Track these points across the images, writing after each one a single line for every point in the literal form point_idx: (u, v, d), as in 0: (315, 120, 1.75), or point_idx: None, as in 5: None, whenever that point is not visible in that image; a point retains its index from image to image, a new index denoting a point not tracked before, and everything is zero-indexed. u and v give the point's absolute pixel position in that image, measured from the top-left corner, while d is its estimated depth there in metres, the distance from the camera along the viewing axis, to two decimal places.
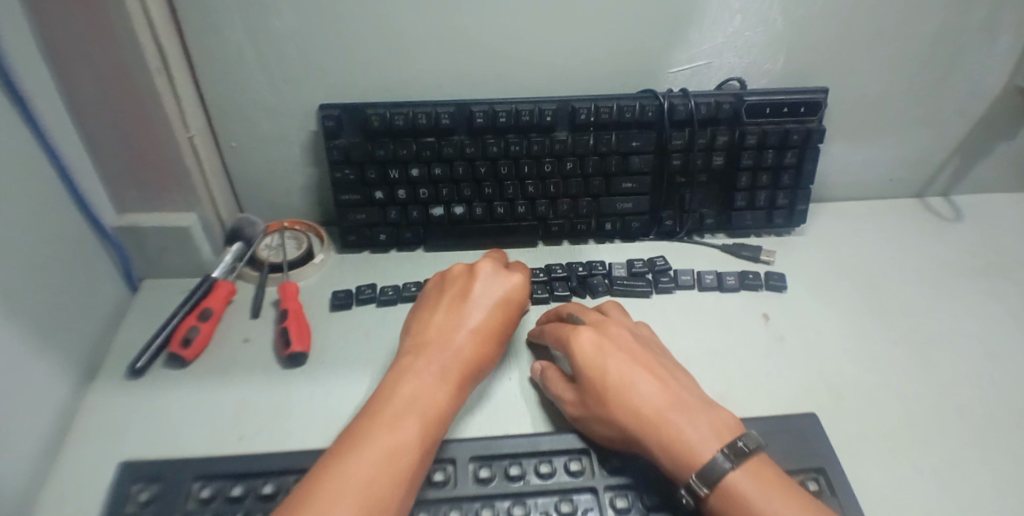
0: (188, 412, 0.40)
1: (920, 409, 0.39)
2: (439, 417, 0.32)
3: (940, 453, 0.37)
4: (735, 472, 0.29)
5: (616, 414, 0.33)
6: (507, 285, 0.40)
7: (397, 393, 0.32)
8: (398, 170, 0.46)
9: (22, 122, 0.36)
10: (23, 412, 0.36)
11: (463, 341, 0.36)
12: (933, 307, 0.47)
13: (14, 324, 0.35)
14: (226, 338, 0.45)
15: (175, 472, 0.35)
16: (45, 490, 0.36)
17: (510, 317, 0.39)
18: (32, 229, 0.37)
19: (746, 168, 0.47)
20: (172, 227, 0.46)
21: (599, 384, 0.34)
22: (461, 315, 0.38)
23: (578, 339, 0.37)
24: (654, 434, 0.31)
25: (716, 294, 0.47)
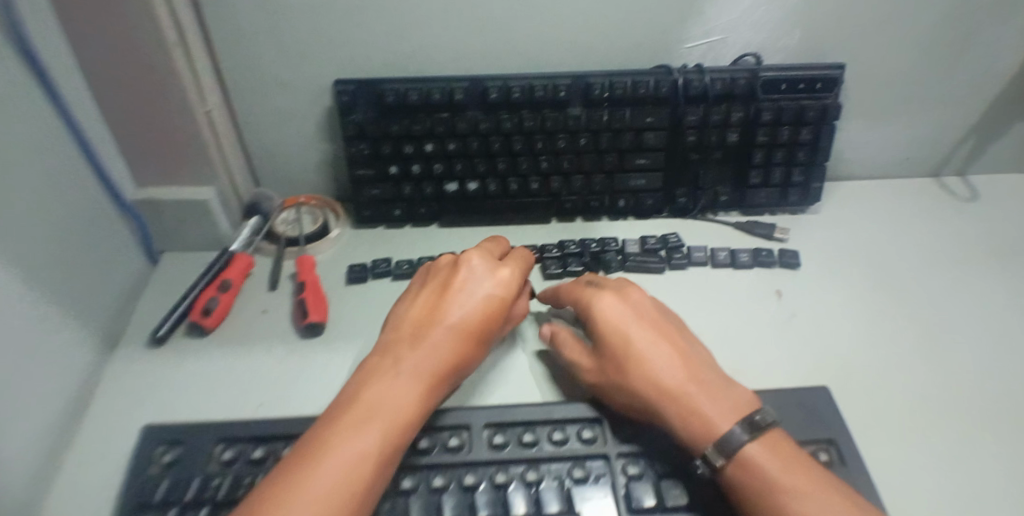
0: (208, 379, 0.41)
1: (928, 387, 0.40)
2: (405, 425, 0.30)
3: (945, 431, 0.37)
4: (752, 444, 0.29)
5: (634, 382, 0.33)
6: (493, 281, 0.37)
7: (360, 396, 0.31)
8: (412, 145, 0.46)
9: (40, 93, 0.37)
10: (43, 377, 0.37)
11: (440, 343, 0.34)
12: (946, 286, 0.47)
13: (33, 291, 0.36)
14: (245, 309, 0.45)
15: (197, 436, 0.37)
16: (77, 452, 0.38)
17: (497, 314, 0.36)
18: (52, 200, 0.38)
19: (761, 145, 0.47)
20: (189, 200, 0.47)
21: (619, 351, 0.35)
22: (439, 312, 0.36)
23: (602, 304, 0.37)
24: (672, 404, 0.32)
25: (729, 270, 0.47)
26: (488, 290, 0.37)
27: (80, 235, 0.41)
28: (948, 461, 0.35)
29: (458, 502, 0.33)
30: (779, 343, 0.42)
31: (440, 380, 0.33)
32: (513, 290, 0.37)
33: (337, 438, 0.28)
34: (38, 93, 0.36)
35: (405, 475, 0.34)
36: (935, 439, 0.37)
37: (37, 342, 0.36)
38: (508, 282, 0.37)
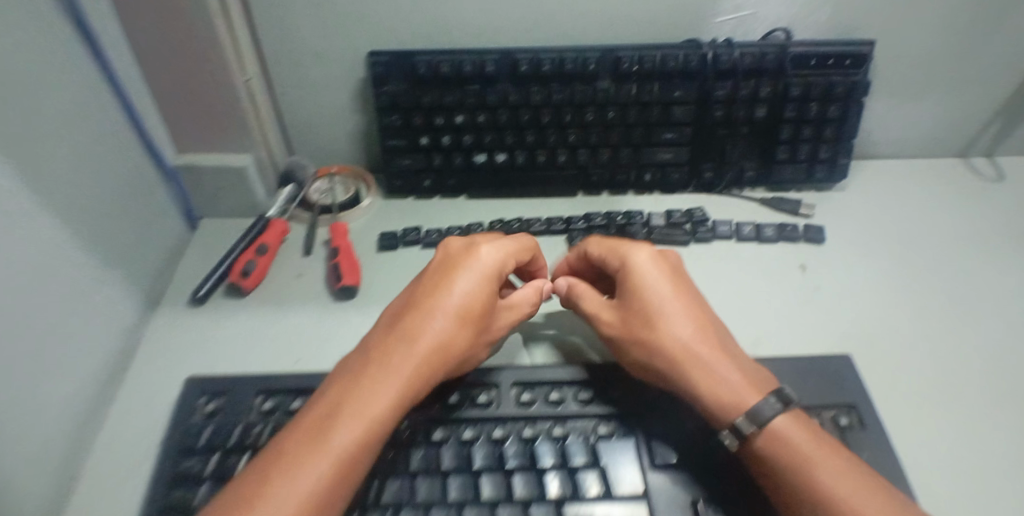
0: (247, 337, 0.43)
1: (945, 362, 0.41)
2: (378, 412, 0.30)
3: (959, 406, 0.38)
4: (781, 419, 0.31)
5: (662, 340, 0.35)
6: (467, 262, 0.38)
7: (325, 401, 0.31)
8: (443, 116, 0.47)
9: (89, 56, 0.38)
10: (85, 328, 0.39)
11: (415, 326, 0.34)
12: (970, 265, 0.47)
13: (78, 245, 0.38)
14: (281, 273, 0.47)
15: (238, 388, 0.39)
16: (124, 402, 0.41)
17: (476, 293, 0.37)
18: (99, 162, 0.40)
19: (789, 120, 0.47)
20: (228, 166, 0.48)
21: (653, 310, 0.36)
22: (417, 299, 0.37)
23: (641, 262, 0.39)
24: (696, 368, 0.34)
25: (754, 244, 0.48)
26: (464, 272, 0.37)
27: (125, 199, 0.43)
28: (958, 435, 0.36)
29: (488, 452, 0.36)
30: (800, 316, 0.43)
31: (417, 363, 0.33)
32: (484, 267, 0.37)
33: (310, 429, 0.29)
34: (86, 56, 0.38)
35: (438, 428, 0.37)
36: (948, 413, 0.38)
37: (80, 294, 0.38)
38: (481, 260, 0.37)
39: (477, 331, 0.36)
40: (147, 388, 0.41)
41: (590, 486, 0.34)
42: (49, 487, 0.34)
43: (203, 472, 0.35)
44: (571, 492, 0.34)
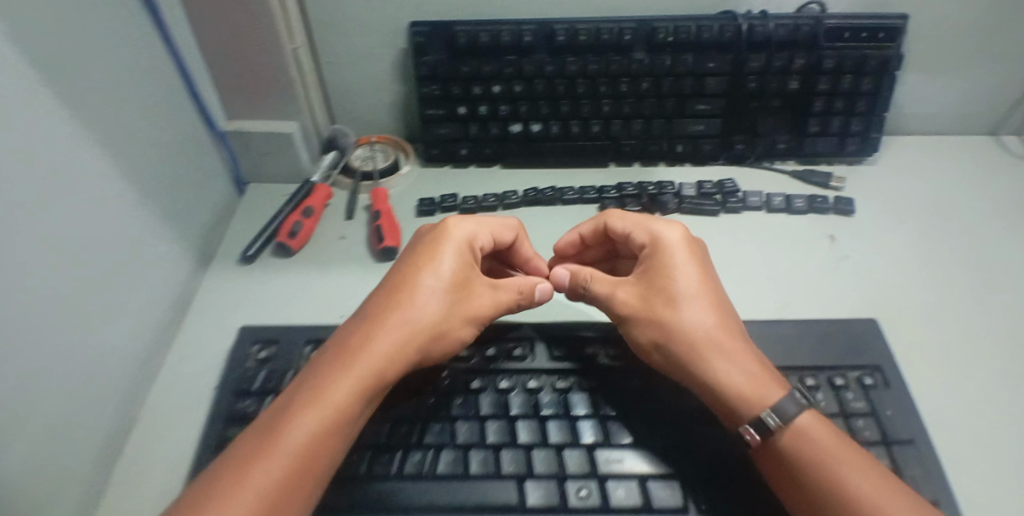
0: (295, 293, 0.47)
1: (955, 336, 0.43)
2: (344, 392, 0.32)
3: (967, 382, 0.40)
4: (810, 417, 0.32)
5: (683, 319, 0.36)
6: (437, 238, 0.40)
7: (291, 391, 0.33)
8: (481, 86, 0.49)
9: (149, 24, 0.41)
10: (140, 277, 0.42)
11: (384, 305, 0.37)
12: (992, 244, 0.48)
13: (137, 200, 0.41)
14: (325, 235, 0.50)
15: (287, 337, 0.42)
16: (188, 351, 0.45)
17: (445, 267, 0.38)
18: (159, 127, 0.43)
19: (821, 93, 0.48)
20: (276, 133, 0.51)
21: (676, 289, 0.37)
22: (390, 281, 0.39)
23: (673, 241, 0.39)
24: (713, 348, 0.35)
25: (785, 216, 0.50)
26: (434, 247, 0.39)
27: (181, 164, 0.46)
28: (964, 409, 0.38)
29: (525, 400, 0.39)
30: (816, 286, 0.45)
31: (386, 338, 0.35)
32: (458, 240, 0.39)
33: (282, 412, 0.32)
34: (145, 23, 0.41)
35: (476, 377, 0.40)
36: (957, 387, 0.39)
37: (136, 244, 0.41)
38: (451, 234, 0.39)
39: (449, 304, 0.37)
40: (193, 342, 0.46)
41: (620, 433, 0.37)
42: (109, 430, 0.39)
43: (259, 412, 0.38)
44: (602, 438, 0.37)
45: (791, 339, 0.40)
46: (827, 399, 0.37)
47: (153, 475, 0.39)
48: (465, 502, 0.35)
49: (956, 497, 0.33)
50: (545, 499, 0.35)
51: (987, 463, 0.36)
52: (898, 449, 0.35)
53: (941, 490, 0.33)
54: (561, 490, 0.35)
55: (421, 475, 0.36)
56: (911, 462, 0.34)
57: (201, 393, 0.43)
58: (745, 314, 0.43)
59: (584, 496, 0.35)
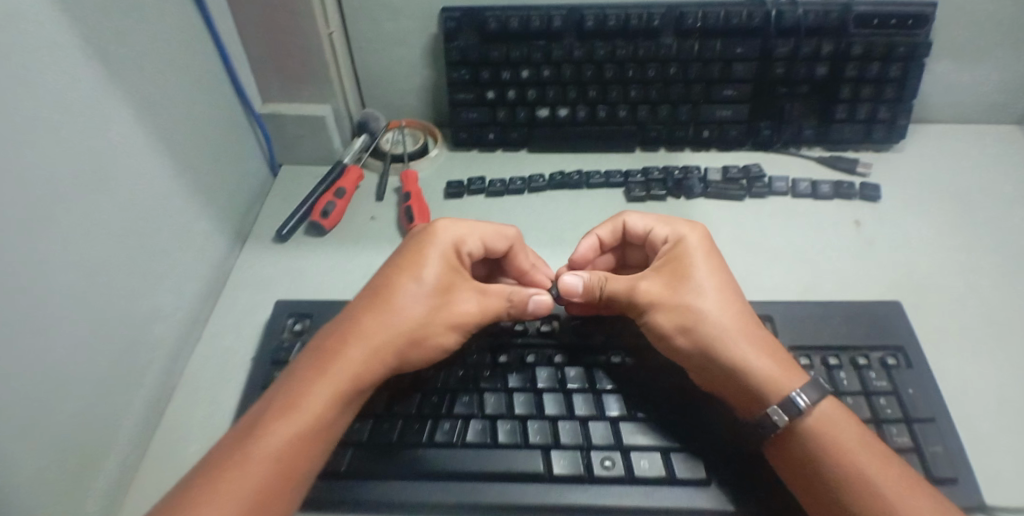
0: (329, 270, 0.49)
1: (977, 323, 0.43)
2: (322, 399, 0.33)
3: (983, 369, 0.40)
4: (831, 400, 0.33)
5: (699, 314, 0.36)
6: (424, 243, 0.41)
7: (274, 394, 0.35)
8: (510, 71, 0.50)
9: (191, 7, 0.43)
10: (181, 250, 0.44)
11: (368, 312, 0.38)
12: (1017, 233, 0.48)
13: (176, 177, 0.43)
14: (356, 215, 0.52)
15: (321, 311, 0.44)
16: (227, 323, 0.47)
17: (429, 274, 0.39)
18: (196, 108, 0.45)
19: (848, 80, 0.49)
20: (310, 115, 0.53)
21: (695, 284, 0.38)
22: (373, 286, 0.40)
23: (699, 242, 0.40)
24: (725, 346, 0.35)
25: (810, 201, 0.51)
26: (420, 251, 0.40)
27: (217, 145, 0.48)
28: (977, 394, 0.39)
29: (551, 374, 0.40)
30: (835, 271, 0.46)
31: (366, 344, 0.36)
32: (443, 245, 0.40)
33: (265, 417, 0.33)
34: (186, 7, 0.43)
35: (503, 352, 0.41)
36: (968, 374, 0.40)
37: (176, 219, 0.43)
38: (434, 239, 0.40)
39: (430, 309, 0.38)
40: (229, 317, 0.48)
41: (643, 408, 0.38)
42: (150, 395, 0.41)
43: None
44: (627, 411, 0.38)
45: (816, 319, 0.41)
46: (850, 377, 0.37)
47: (190, 440, 0.41)
48: (493, 470, 0.36)
49: (974, 473, 0.34)
50: (571, 468, 0.36)
51: (997, 446, 0.36)
52: (919, 428, 0.35)
53: (957, 466, 0.34)
54: (586, 461, 0.36)
55: (450, 443, 0.37)
56: (931, 438, 0.35)
57: (237, 364, 0.45)
58: (769, 294, 0.44)
59: (609, 467, 0.36)
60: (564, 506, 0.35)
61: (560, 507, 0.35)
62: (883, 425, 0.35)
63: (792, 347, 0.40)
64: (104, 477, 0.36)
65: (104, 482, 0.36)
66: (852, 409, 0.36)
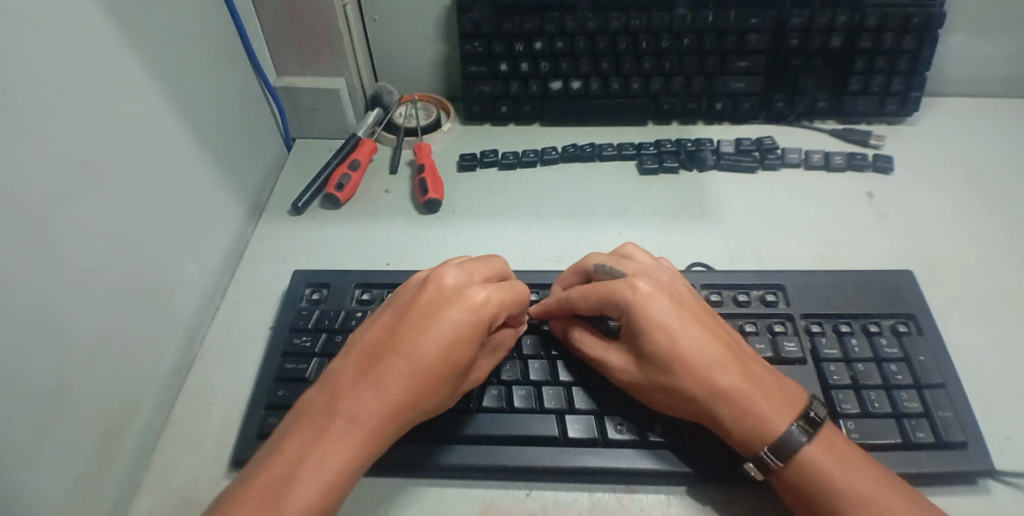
0: (346, 240, 0.50)
1: (989, 293, 0.43)
2: (330, 479, 0.28)
3: (992, 340, 0.41)
4: (809, 445, 0.31)
5: (694, 379, 0.33)
6: (459, 306, 0.33)
7: (269, 471, 0.28)
8: (523, 43, 0.51)
9: None
10: (204, 217, 0.45)
11: (387, 384, 0.31)
12: None
13: (199, 144, 0.44)
14: (371, 188, 0.53)
15: (339, 280, 0.45)
16: (246, 291, 0.49)
17: (458, 341, 0.32)
18: (218, 78, 0.46)
19: (863, 51, 0.50)
20: (324, 88, 0.54)
21: (679, 350, 0.34)
22: (387, 342, 0.33)
23: (644, 296, 0.35)
24: (728, 406, 0.32)
25: (822, 173, 0.52)
26: (454, 315, 0.33)
27: (236, 116, 0.49)
28: (984, 364, 0.39)
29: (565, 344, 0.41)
30: (845, 242, 0.46)
31: (383, 422, 0.31)
32: (477, 307, 0.33)
33: (260, 494, 0.27)
34: None
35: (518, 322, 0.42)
36: (976, 345, 0.40)
37: (201, 186, 0.44)
38: (468, 300, 0.33)
39: (451, 387, 0.33)
40: (247, 288, 0.49)
41: None
42: (174, 357, 0.42)
43: (313, 348, 0.40)
44: None
45: (828, 287, 0.41)
46: (861, 344, 0.38)
47: (214, 403, 0.42)
48: (509, 434, 0.37)
49: (984, 439, 0.35)
50: (585, 432, 0.37)
51: (1002, 412, 0.37)
52: (930, 393, 0.36)
53: (967, 431, 0.35)
54: (599, 426, 0.37)
55: (467, 410, 0.38)
56: (942, 404, 0.35)
57: (256, 334, 0.46)
58: (783, 264, 0.45)
59: (622, 430, 0.37)
60: (578, 469, 0.36)
61: (573, 469, 0.36)
62: (893, 391, 0.36)
63: (804, 315, 0.40)
64: (130, 435, 0.37)
65: (131, 439, 0.37)
66: (862, 375, 0.36)
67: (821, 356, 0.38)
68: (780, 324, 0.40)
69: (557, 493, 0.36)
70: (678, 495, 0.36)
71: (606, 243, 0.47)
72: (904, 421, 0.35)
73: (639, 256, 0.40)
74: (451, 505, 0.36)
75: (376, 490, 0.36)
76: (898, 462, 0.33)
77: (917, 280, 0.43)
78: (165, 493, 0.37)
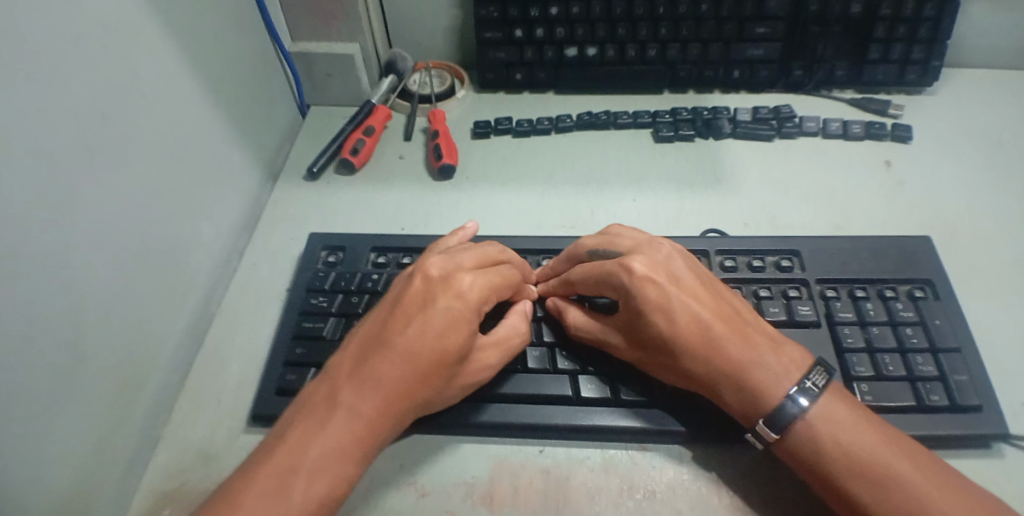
0: (360, 205, 0.50)
1: (1006, 262, 0.43)
2: (334, 464, 0.29)
3: (1008, 307, 0.41)
4: (807, 414, 0.31)
5: (693, 360, 0.33)
6: (445, 295, 0.34)
7: (275, 455, 0.29)
8: (539, 9, 0.51)
9: None
10: (221, 180, 0.45)
11: (382, 372, 0.32)
12: None
13: (215, 107, 0.44)
14: (385, 155, 0.54)
15: (355, 243, 0.45)
16: (261, 253, 0.49)
17: (451, 330, 0.33)
18: (234, 40, 0.46)
19: (884, 18, 0.49)
20: (339, 54, 0.55)
21: (678, 328, 0.34)
22: (382, 333, 0.33)
23: (640, 278, 0.35)
24: (731, 381, 0.33)
25: (840, 142, 0.51)
26: (441, 304, 0.33)
27: (250, 79, 0.49)
28: (1000, 331, 0.39)
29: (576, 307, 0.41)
30: (862, 210, 0.46)
31: (382, 409, 0.31)
32: (466, 296, 0.34)
33: (270, 475, 0.28)
34: None
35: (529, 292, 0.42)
36: (992, 313, 0.40)
37: (218, 150, 0.45)
38: (454, 290, 0.34)
39: (449, 376, 0.33)
40: (262, 251, 0.49)
41: None
42: (192, 317, 0.42)
43: (330, 308, 0.41)
44: None
45: (845, 253, 0.41)
46: (876, 307, 0.38)
47: (231, 361, 0.42)
48: (523, 393, 0.37)
49: (998, 403, 0.35)
50: (599, 392, 0.37)
51: (1016, 378, 0.37)
52: (945, 357, 0.36)
53: (982, 394, 0.35)
54: (612, 386, 0.37)
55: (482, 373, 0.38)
56: (957, 368, 0.35)
57: (272, 296, 0.46)
58: (799, 230, 0.45)
59: (633, 391, 0.37)
60: (589, 428, 0.36)
61: (586, 428, 0.36)
62: (908, 354, 0.36)
63: (820, 280, 0.40)
64: (149, 387, 0.37)
65: (150, 394, 0.38)
66: (877, 338, 0.36)
67: (835, 319, 0.38)
68: (795, 289, 0.40)
69: (570, 450, 0.36)
70: (691, 454, 0.36)
71: (620, 209, 0.47)
72: (919, 383, 0.35)
73: (631, 233, 0.39)
74: (467, 462, 0.36)
75: (392, 445, 0.37)
76: (911, 424, 0.34)
77: (935, 248, 0.43)
78: (185, 446, 0.38)
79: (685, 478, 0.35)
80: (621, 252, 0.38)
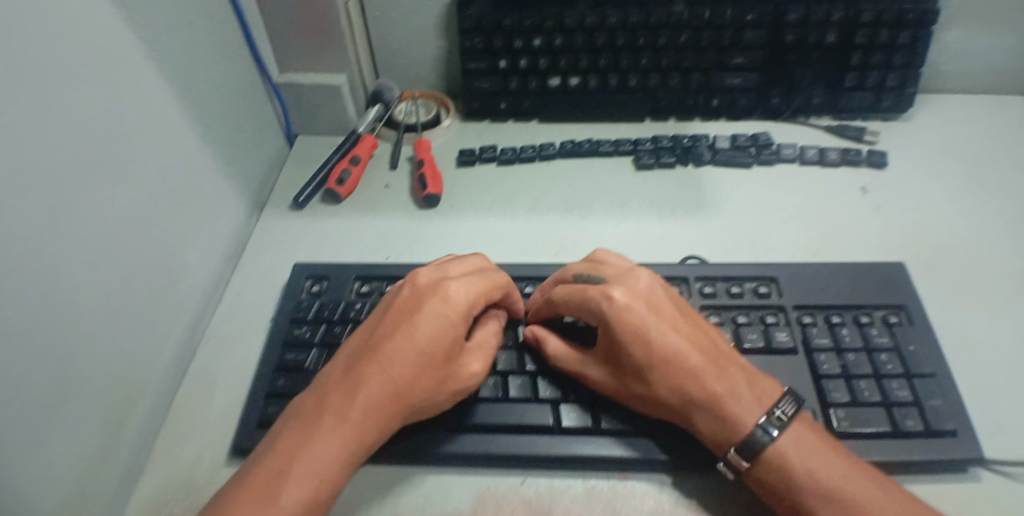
0: (346, 233, 0.51)
1: (975, 284, 0.44)
2: (323, 467, 0.29)
3: (981, 329, 0.41)
4: (779, 441, 0.31)
5: (670, 386, 0.34)
6: (433, 299, 0.35)
7: (264, 463, 0.29)
8: (523, 40, 0.52)
9: None
10: (206, 211, 0.46)
11: (370, 373, 0.32)
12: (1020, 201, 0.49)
13: (203, 140, 0.45)
14: (371, 183, 0.54)
15: (339, 273, 0.45)
16: (247, 282, 0.49)
17: (438, 332, 0.34)
18: (223, 74, 0.47)
19: (858, 47, 0.51)
20: (326, 85, 0.56)
21: (654, 358, 0.34)
22: (372, 339, 0.34)
23: (621, 305, 0.36)
24: (709, 401, 0.33)
25: (817, 167, 0.52)
26: (429, 308, 0.34)
27: (238, 111, 0.50)
28: (975, 354, 0.40)
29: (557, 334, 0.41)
30: (839, 235, 0.47)
31: (373, 409, 0.31)
32: (452, 298, 0.35)
33: (258, 483, 0.28)
34: None
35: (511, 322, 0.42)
36: (967, 336, 0.41)
37: (205, 182, 0.45)
38: (440, 294, 0.35)
39: (438, 376, 0.34)
40: (248, 280, 0.49)
41: None
42: (178, 348, 0.43)
43: (312, 339, 0.41)
44: None
45: (821, 279, 0.42)
46: (852, 333, 0.38)
47: (214, 393, 0.42)
48: (505, 422, 0.37)
49: (975, 430, 0.35)
50: (580, 420, 0.37)
51: (990, 401, 0.38)
52: (920, 382, 0.36)
53: (958, 420, 0.35)
54: (591, 414, 0.38)
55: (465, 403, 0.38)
56: (932, 393, 0.36)
57: (257, 325, 0.46)
58: (777, 255, 0.46)
59: (612, 419, 0.37)
60: (571, 456, 0.36)
61: (568, 456, 0.36)
62: (883, 380, 0.36)
63: (796, 306, 0.41)
64: (133, 421, 0.37)
65: (135, 429, 0.38)
66: (853, 365, 0.37)
67: (812, 345, 0.38)
68: (772, 315, 0.40)
69: (552, 479, 0.37)
70: (672, 482, 0.36)
71: (602, 236, 0.48)
72: (895, 409, 0.35)
73: (616, 261, 0.40)
74: (450, 491, 0.36)
75: (375, 477, 0.37)
76: (887, 449, 0.34)
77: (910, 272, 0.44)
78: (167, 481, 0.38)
79: (666, 506, 0.35)
80: (604, 279, 0.39)
